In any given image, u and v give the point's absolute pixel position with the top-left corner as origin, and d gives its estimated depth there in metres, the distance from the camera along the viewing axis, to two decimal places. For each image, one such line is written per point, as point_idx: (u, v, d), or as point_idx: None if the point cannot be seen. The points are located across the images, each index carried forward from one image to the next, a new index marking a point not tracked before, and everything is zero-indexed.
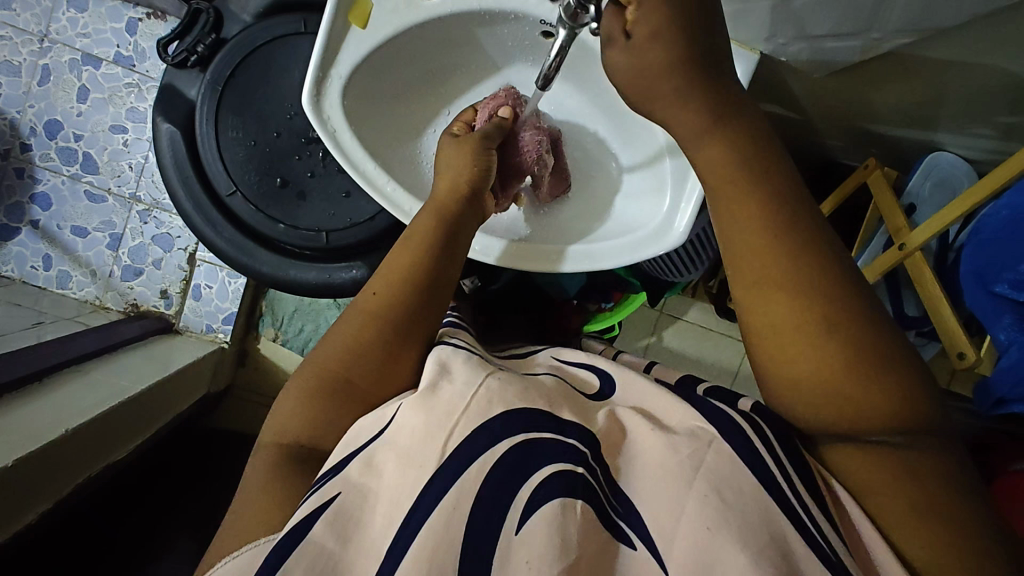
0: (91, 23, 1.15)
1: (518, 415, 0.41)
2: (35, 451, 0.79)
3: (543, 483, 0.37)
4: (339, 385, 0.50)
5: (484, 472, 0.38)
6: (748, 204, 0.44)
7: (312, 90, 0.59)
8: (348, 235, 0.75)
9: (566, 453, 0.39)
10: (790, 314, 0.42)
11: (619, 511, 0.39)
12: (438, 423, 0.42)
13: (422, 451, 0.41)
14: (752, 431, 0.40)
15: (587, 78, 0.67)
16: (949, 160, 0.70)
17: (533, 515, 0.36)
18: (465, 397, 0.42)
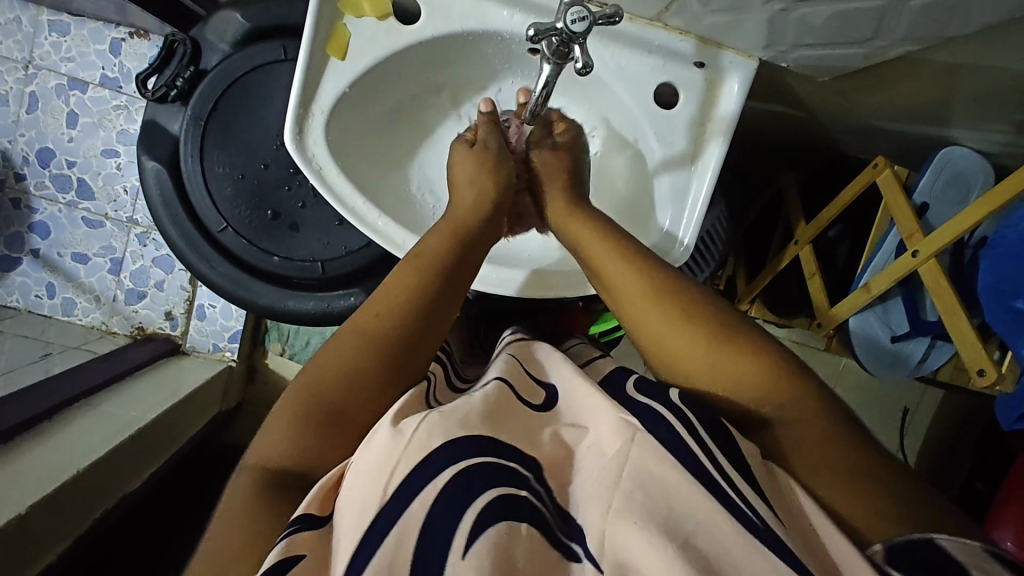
0: (74, 46, 1.13)
1: (460, 443, 0.40)
2: (49, 494, 0.79)
3: (487, 505, 0.37)
4: (337, 413, 0.48)
5: (427, 506, 0.37)
6: (628, 271, 0.55)
7: (294, 129, 0.57)
8: (343, 263, 0.74)
9: (511, 479, 0.39)
10: (699, 351, 0.50)
11: (572, 537, 0.38)
12: (384, 451, 0.40)
13: (367, 487, 0.39)
14: (687, 437, 0.40)
15: (581, 92, 0.64)
16: (963, 154, 0.67)
17: (477, 544, 0.35)
18: (394, 440, 0.41)
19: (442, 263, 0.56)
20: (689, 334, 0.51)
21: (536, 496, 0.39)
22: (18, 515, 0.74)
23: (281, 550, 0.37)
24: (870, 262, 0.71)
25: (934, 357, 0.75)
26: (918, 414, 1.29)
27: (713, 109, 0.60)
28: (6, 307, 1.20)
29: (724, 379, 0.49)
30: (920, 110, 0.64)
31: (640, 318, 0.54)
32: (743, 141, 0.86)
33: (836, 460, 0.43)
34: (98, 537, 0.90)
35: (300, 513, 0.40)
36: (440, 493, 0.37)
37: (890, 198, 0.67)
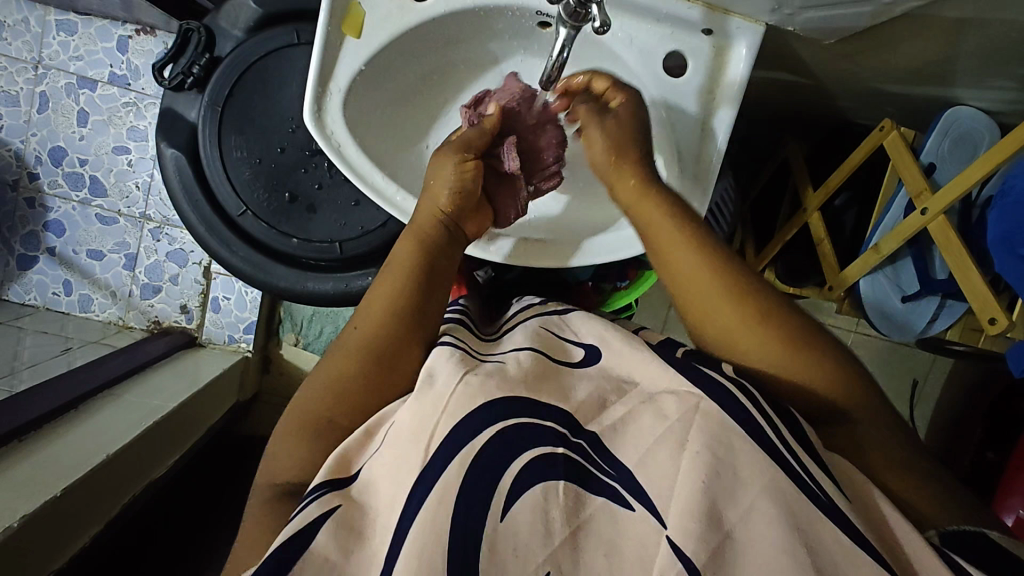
0: (82, 45, 1.14)
1: (499, 404, 0.42)
2: (80, 478, 0.81)
3: (523, 469, 0.39)
4: (324, 425, 0.52)
5: (468, 461, 0.40)
6: (669, 236, 0.56)
7: (313, 107, 0.59)
8: (361, 243, 0.75)
9: (548, 437, 0.41)
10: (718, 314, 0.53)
11: (611, 476, 0.41)
12: (425, 415, 0.44)
13: (409, 450, 0.43)
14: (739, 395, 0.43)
15: (592, 63, 0.65)
16: (969, 114, 0.68)
17: (517, 500, 0.38)
18: (442, 397, 0.44)
19: (419, 273, 0.58)
20: (715, 298, 0.53)
21: (579, 451, 0.41)
22: (51, 498, 0.76)
23: (312, 510, 0.42)
24: (880, 223, 0.72)
25: (945, 316, 0.76)
26: (928, 384, 1.30)
27: (721, 76, 0.61)
28: (25, 306, 1.22)
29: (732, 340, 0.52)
30: (925, 69, 0.64)
31: (677, 268, 0.56)
32: (750, 113, 0.87)
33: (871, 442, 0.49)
34: (127, 521, 0.92)
35: (323, 479, 0.45)
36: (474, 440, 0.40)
37: (897, 159, 0.68)
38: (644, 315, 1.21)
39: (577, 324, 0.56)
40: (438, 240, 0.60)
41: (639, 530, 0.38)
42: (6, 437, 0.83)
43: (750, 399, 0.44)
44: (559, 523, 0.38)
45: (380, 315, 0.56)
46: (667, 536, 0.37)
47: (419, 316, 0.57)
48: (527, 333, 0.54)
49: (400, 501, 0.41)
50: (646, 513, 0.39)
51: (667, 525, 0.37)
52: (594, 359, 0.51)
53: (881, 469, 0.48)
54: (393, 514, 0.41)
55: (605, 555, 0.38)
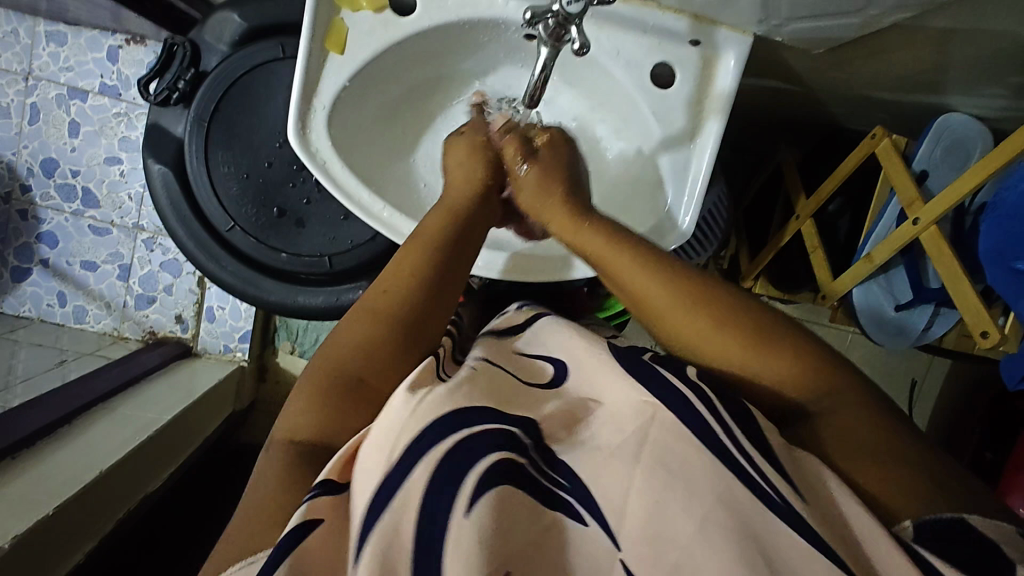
0: (72, 56, 1.13)
1: (470, 411, 0.42)
2: (74, 495, 0.81)
3: (489, 469, 0.38)
4: (355, 382, 0.50)
5: (433, 464, 0.39)
6: (618, 254, 0.55)
7: (298, 125, 0.58)
8: (351, 257, 0.75)
9: (500, 440, 0.40)
10: (689, 321, 0.51)
11: (564, 487, 0.40)
12: (392, 424, 0.43)
13: (374, 455, 0.42)
14: (693, 394, 0.42)
15: (581, 75, 0.64)
16: (961, 121, 0.68)
17: (477, 502, 0.36)
18: (403, 413, 0.43)
19: (449, 250, 0.57)
20: (683, 305, 0.51)
21: (534, 462, 0.40)
22: (46, 516, 0.76)
23: (308, 510, 0.40)
24: (871, 232, 0.71)
25: (939, 325, 0.76)
26: (926, 384, 1.30)
27: (710, 87, 0.60)
28: (19, 318, 1.22)
29: (706, 345, 0.50)
30: (915, 76, 0.64)
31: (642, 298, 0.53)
32: (743, 119, 0.86)
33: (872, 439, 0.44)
34: (122, 536, 0.92)
35: (324, 477, 0.43)
36: (449, 471, 0.39)
37: (888, 168, 0.68)
38: (640, 320, 1.21)
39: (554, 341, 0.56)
40: (475, 210, 0.60)
41: (591, 545, 0.37)
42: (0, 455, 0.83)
43: (706, 402, 0.42)
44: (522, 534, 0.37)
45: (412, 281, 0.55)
46: (621, 559, 0.36)
47: (447, 282, 0.56)
48: (512, 349, 0.55)
49: (367, 501, 0.40)
50: (598, 529, 0.38)
51: (621, 546, 0.37)
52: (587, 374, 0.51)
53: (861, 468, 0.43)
54: (359, 522, 0.39)
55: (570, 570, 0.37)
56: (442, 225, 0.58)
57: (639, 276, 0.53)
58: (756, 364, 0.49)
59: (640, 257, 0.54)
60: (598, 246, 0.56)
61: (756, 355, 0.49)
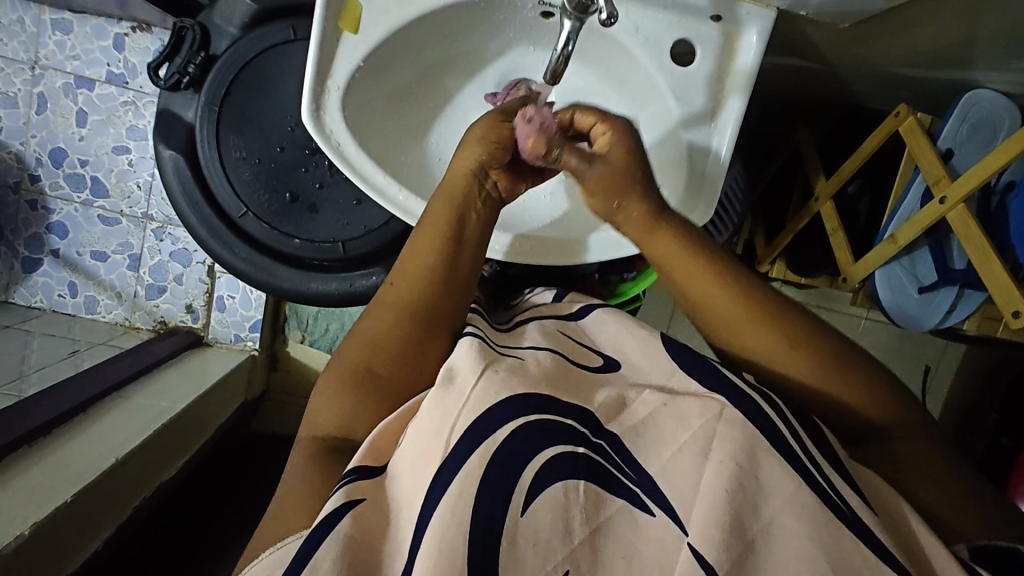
0: (78, 44, 1.12)
1: (529, 398, 0.41)
2: (91, 483, 0.81)
3: (545, 466, 0.38)
4: (362, 374, 0.52)
5: (488, 457, 0.38)
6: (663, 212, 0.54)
7: (312, 106, 0.57)
8: (364, 242, 0.74)
9: (569, 437, 0.40)
10: (741, 322, 0.51)
11: (632, 479, 0.39)
12: (446, 412, 0.43)
13: (429, 446, 0.42)
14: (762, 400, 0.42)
15: (599, 54, 0.63)
16: (988, 97, 0.66)
17: (538, 498, 0.37)
18: (458, 399, 0.43)
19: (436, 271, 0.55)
20: (737, 307, 0.51)
21: (600, 449, 0.40)
22: (63, 504, 0.76)
23: (340, 497, 0.41)
24: (895, 212, 0.70)
25: (961, 307, 0.75)
26: (940, 370, 1.28)
27: (731, 64, 0.59)
28: (31, 309, 1.22)
29: (753, 343, 0.51)
30: (941, 51, 0.62)
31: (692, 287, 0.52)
32: (759, 100, 0.85)
33: (917, 462, 0.47)
34: (139, 523, 0.92)
35: (355, 464, 0.45)
36: (473, 455, 0.38)
37: (913, 146, 0.66)
38: (652, 307, 1.20)
39: (593, 330, 0.55)
40: (471, 196, 0.57)
41: (657, 536, 0.37)
42: (16, 443, 0.83)
43: (772, 407, 0.42)
44: (579, 523, 0.37)
45: (402, 318, 0.54)
46: (688, 542, 0.37)
47: (456, 275, 0.56)
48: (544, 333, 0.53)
49: (419, 500, 0.40)
50: (666, 519, 0.38)
51: (689, 533, 0.37)
52: (615, 368, 0.50)
53: (916, 483, 0.46)
54: (409, 513, 0.40)
55: (624, 557, 0.37)
56: (441, 224, 0.56)
57: (694, 279, 0.52)
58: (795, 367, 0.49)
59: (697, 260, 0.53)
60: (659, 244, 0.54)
61: (796, 348, 0.49)
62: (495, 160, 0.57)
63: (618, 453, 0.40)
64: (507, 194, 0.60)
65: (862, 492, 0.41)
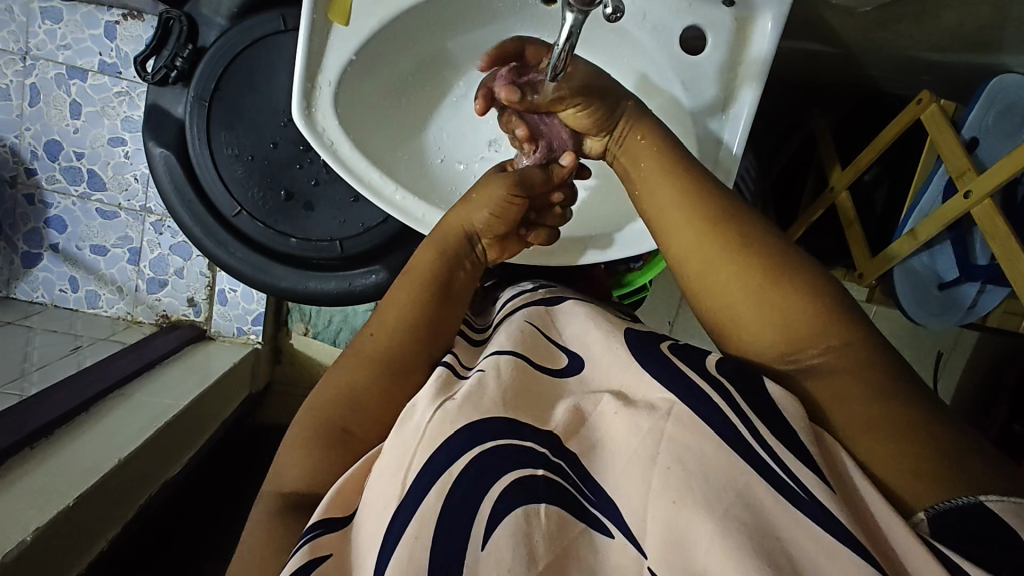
0: (68, 33, 1.08)
1: (483, 424, 0.41)
2: (94, 486, 0.80)
3: (505, 491, 0.38)
4: (349, 387, 0.52)
5: (444, 492, 0.38)
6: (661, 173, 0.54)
7: (302, 103, 0.55)
8: (362, 241, 0.72)
9: (525, 459, 0.39)
10: (732, 277, 0.49)
11: (591, 500, 0.39)
12: (405, 447, 0.42)
13: (389, 480, 0.41)
14: (727, 406, 0.40)
15: (605, 40, 0.60)
16: (1016, 81, 0.62)
17: (496, 530, 0.36)
18: (417, 431, 0.42)
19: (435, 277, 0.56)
20: (732, 260, 0.49)
21: (559, 469, 0.40)
22: (66, 507, 0.75)
23: (300, 556, 0.39)
24: (915, 206, 0.67)
25: (987, 299, 0.71)
26: (954, 358, 1.26)
27: (745, 51, 0.55)
28: (33, 303, 1.22)
29: (744, 306, 0.48)
30: (969, 34, 0.58)
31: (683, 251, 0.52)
32: (773, 85, 0.81)
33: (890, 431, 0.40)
34: (145, 521, 0.92)
35: (317, 518, 0.42)
36: (432, 490, 0.38)
37: (935, 136, 0.63)
38: (658, 297, 1.17)
39: (563, 324, 0.54)
40: (460, 252, 0.58)
41: (619, 560, 0.37)
42: (18, 446, 0.82)
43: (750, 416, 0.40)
44: (543, 549, 0.36)
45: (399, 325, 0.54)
46: (648, 567, 0.36)
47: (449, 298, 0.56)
48: (510, 331, 0.52)
49: (381, 532, 0.39)
50: (624, 540, 0.37)
51: (649, 554, 0.36)
52: (578, 369, 0.49)
53: (879, 451, 0.40)
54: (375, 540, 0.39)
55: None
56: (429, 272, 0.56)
57: (688, 227, 0.52)
58: (786, 327, 0.46)
59: (697, 209, 0.52)
60: (653, 190, 0.54)
61: (783, 319, 0.46)
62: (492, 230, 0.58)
63: (580, 477, 0.40)
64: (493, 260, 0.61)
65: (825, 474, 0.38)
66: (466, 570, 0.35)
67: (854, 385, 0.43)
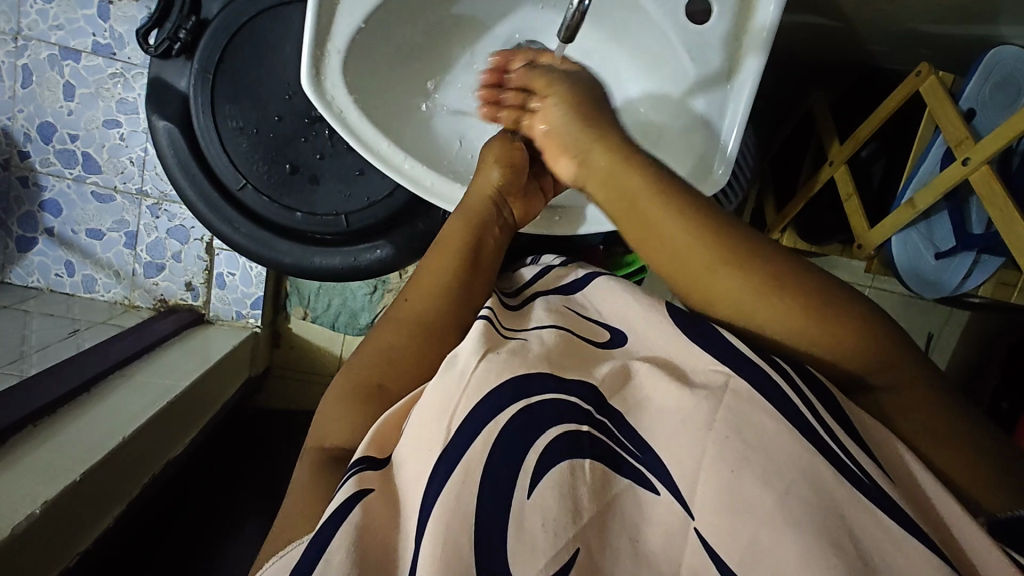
0: (61, 13, 1.05)
1: (535, 379, 0.43)
2: (100, 463, 0.81)
3: (550, 445, 0.39)
4: (385, 355, 0.54)
5: (490, 442, 0.40)
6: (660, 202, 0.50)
7: (312, 71, 0.55)
8: (367, 215, 0.72)
9: (572, 415, 0.41)
10: (763, 297, 0.47)
11: (637, 458, 0.41)
12: (450, 394, 0.44)
13: (432, 429, 0.43)
14: (771, 366, 0.41)
15: (614, 10, 0.61)
16: (1013, 54, 0.64)
17: (542, 481, 0.38)
18: (461, 380, 0.44)
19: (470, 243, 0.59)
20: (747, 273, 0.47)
21: (603, 427, 0.42)
22: (73, 482, 0.75)
23: (349, 487, 0.42)
24: (913, 177, 0.69)
25: (977, 273, 0.74)
26: (944, 337, 1.29)
27: (749, 21, 0.56)
28: (28, 288, 1.21)
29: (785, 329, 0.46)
30: (968, 6, 0.60)
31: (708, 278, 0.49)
32: (772, 62, 0.82)
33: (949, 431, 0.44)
34: (149, 499, 0.92)
35: (360, 455, 0.46)
36: (478, 439, 0.40)
37: (934, 106, 0.65)
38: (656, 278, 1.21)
39: (599, 300, 0.57)
40: (489, 218, 0.61)
41: (666, 515, 0.39)
42: (21, 423, 0.82)
43: (768, 367, 0.41)
44: (587, 501, 0.38)
45: (434, 291, 0.57)
46: (694, 528, 0.37)
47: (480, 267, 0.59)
48: (549, 309, 0.55)
49: (425, 478, 0.41)
50: (672, 498, 0.39)
51: (695, 516, 0.38)
52: (620, 342, 0.51)
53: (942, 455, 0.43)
54: (418, 485, 0.42)
55: (631, 538, 0.38)
56: (463, 237, 0.59)
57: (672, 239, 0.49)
58: (797, 329, 0.46)
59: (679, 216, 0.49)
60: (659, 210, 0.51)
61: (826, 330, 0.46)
62: (510, 185, 0.61)
63: (623, 433, 0.42)
64: (521, 221, 0.65)
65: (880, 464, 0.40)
66: (513, 519, 0.37)
67: (907, 399, 0.45)
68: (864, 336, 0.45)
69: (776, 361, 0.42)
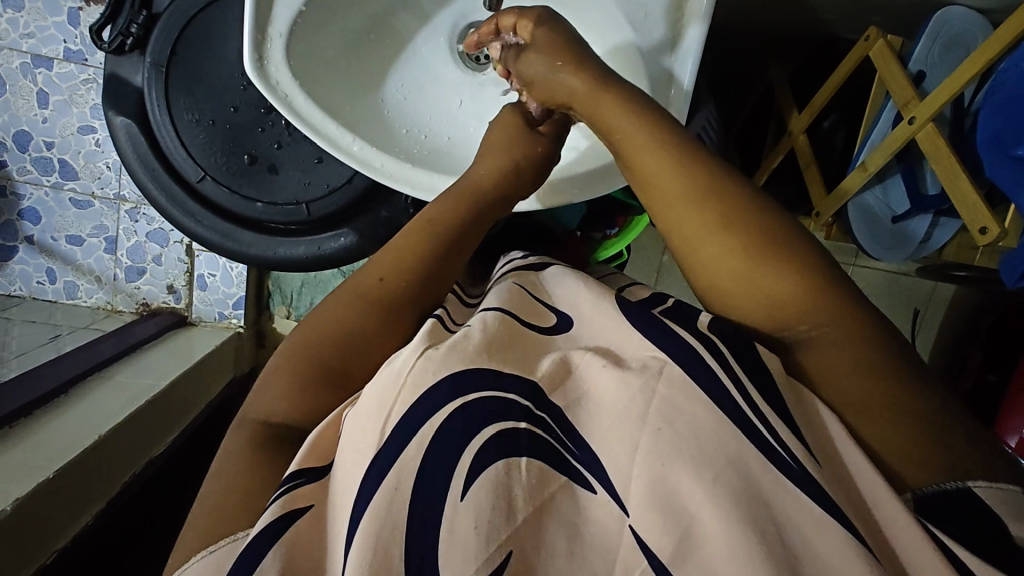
0: (31, 20, 1.04)
1: (465, 375, 0.41)
2: (74, 460, 0.81)
3: (484, 446, 0.38)
4: (340, 345, 0.52)
5: (422, 449, 0.39)
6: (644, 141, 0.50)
7: (254, 56, 0.56)
8: (328, 202, 0.73)
9: (507, 412, 0.40)
10: (712, 247, 0.47)
11: (576, 456, 0.39)
12: (386, 393, 0.43)
13: (365, 430, 0.42)
14: (707, 353, 0.40)
15: None
16: (961, 15, 0.67)
17: (475, 482, 0.37)
18: (399, 375, 0.43)
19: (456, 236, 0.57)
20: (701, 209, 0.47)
21: (543, 424, 0.40)
22: (45, 479, 0.76)
23: (279, 506, 0.40)
24: (867, 140, 0.71)
25: (939, 233, 0.78)
26: (929, 313, 1.25)
27: None
28: (11, 296, 1.22)
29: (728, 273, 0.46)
30: None
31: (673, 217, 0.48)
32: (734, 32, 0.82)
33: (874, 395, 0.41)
34: (130, 497, 0.92)
35: (296, 468, 0.43)
36: (409, 444, 0.39)
37: (884, 70, 0.67)
38: (639, 261, 1.22)
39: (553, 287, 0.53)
40: (493, 209, 0.61)
41: (601, 513, 0.37)
42: None
43: (713, 354, 0.40)
44: (522, 500, 0.37)
45: (409, 278, 0.55)
46: (630, 526, 0.36)
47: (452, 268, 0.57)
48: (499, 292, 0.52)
49: (354, 487, 0.40)
50: (608, 497, 0.37)
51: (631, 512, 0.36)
52: (566, 328, 0.48)
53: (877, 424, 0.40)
54: (349, 495, 0.41)
55: (568, 537, 0.37)
56: (456, 221, 0.58)
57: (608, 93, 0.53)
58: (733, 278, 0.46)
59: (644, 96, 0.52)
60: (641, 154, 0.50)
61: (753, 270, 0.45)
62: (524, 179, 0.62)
63: (563, 429, 0.40)
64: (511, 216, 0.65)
65: (808, 445, 0.38)
66: (445, 522, 0.36)
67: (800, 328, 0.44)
68: (806, 289, 0.44)
69: (710, 340, 0.41)
